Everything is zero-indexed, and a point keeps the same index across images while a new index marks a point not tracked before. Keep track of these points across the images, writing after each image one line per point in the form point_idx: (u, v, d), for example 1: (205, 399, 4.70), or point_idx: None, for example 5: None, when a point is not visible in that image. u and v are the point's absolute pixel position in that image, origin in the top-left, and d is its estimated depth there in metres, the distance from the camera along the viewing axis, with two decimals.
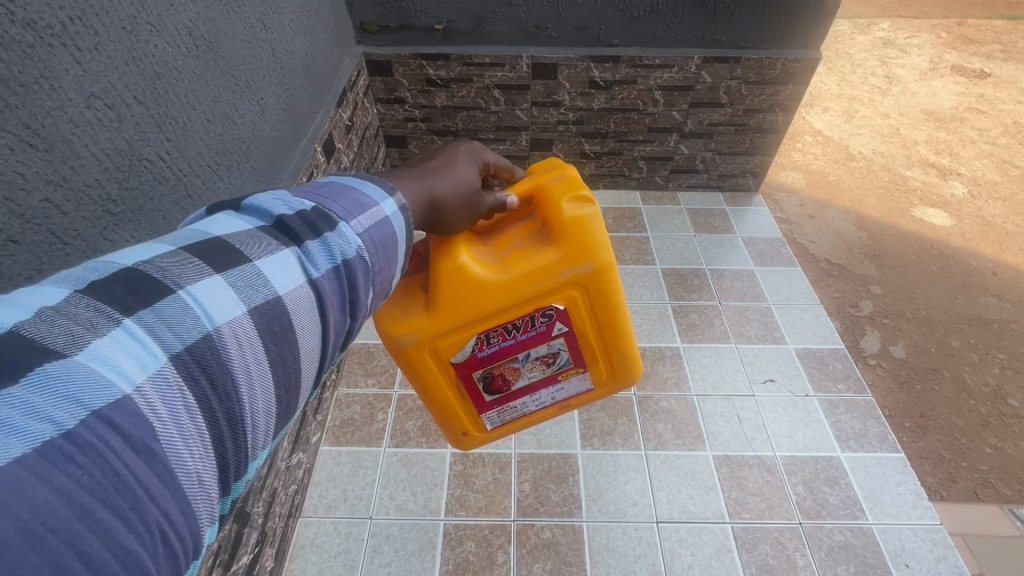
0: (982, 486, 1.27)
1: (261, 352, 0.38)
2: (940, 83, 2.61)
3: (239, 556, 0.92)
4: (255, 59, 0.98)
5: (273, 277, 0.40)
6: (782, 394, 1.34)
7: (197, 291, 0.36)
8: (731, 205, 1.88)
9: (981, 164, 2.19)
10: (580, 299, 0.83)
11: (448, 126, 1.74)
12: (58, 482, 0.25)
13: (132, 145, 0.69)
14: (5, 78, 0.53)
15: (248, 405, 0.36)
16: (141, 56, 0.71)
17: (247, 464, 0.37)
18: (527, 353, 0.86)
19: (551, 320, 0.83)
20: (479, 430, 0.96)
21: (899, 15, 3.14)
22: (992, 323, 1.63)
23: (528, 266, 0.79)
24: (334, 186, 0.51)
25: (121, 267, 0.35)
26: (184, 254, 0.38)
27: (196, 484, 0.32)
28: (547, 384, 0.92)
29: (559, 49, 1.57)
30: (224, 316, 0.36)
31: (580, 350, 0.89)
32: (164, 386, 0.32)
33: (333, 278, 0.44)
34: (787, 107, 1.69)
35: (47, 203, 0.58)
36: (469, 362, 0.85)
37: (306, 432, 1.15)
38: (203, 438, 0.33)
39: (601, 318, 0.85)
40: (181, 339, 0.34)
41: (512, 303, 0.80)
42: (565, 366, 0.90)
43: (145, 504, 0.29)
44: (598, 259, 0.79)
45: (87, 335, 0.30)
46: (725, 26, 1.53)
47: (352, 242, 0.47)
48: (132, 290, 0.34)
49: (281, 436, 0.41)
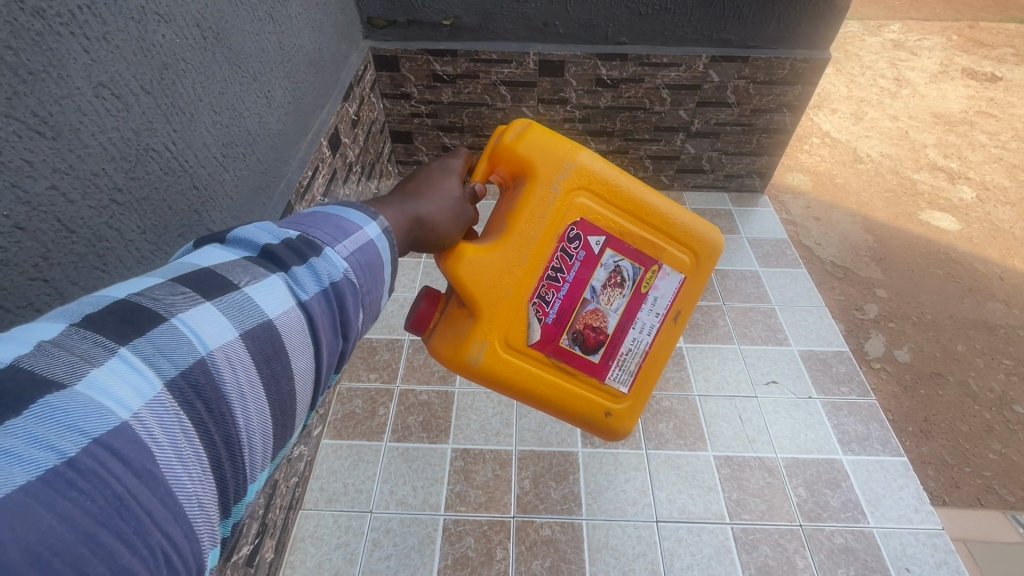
0: (986, 492, 1.27)
1: (254, 375, 0.39)
2: (950, 86, 2.59)
3: (240, 547, 0.92)
4: (263, 52, 0.98)
5: (263, 302, 0.41)
6: (784, 396, 1.34)
7: (189, 318, 0.37)
8: (737, 206, 1.87)
9: (991, 169, 2.18)
10: (594, 200, 0.84)
11: (454, 122, 1.74)
12: (62, 509, 0.26)
13: (139, 134, 0.69)
14: (14, 65, 0.53)
15: (244, 427, 0.37)
16: (149, 46, 0.71)
17: (246, 486, 0.38)
18: (591, 288, 0.87)
19: (582, 239, 0.84)
20: (613, 398, 0.93)
21: (909, 17, 3.11)
22: (998, 328, 1.61)
23: (523, 212, 0.83)
24: (319, 215, 0.51)
25: (113, 298, 0.37)
26: (174, 284, 0.39)
27: (197, 506, 0.33)
28: (637, 303, 0.89)
29: (566, 46, 1.56)
30: (216, 340, 0.37)
31: (634, 248, 0.86)
32: (161, 411, 0.33)
33: (323, 300, 0.46)
34: (795, 107, 1.68)
35: (54, 190, 0.58)
36: (547, 334, 0.87)
37: (308, 425, 1.15)
38: (201, 461, 0.34)
39: (628, 205, 0.85)
40: (175, 364, 0.35)
41: (537, 251, 0.84)
42: (638, 276, 0.88)
43: (148, 527, 0.30)
44: (572, 157, 0.82)
45: (84, 365, 0.32)
46: (734, 25, 1.52)
47: (339, 265, 0.48)
48: (127, 319, 0.35)
49: (278, 459, 0.42)
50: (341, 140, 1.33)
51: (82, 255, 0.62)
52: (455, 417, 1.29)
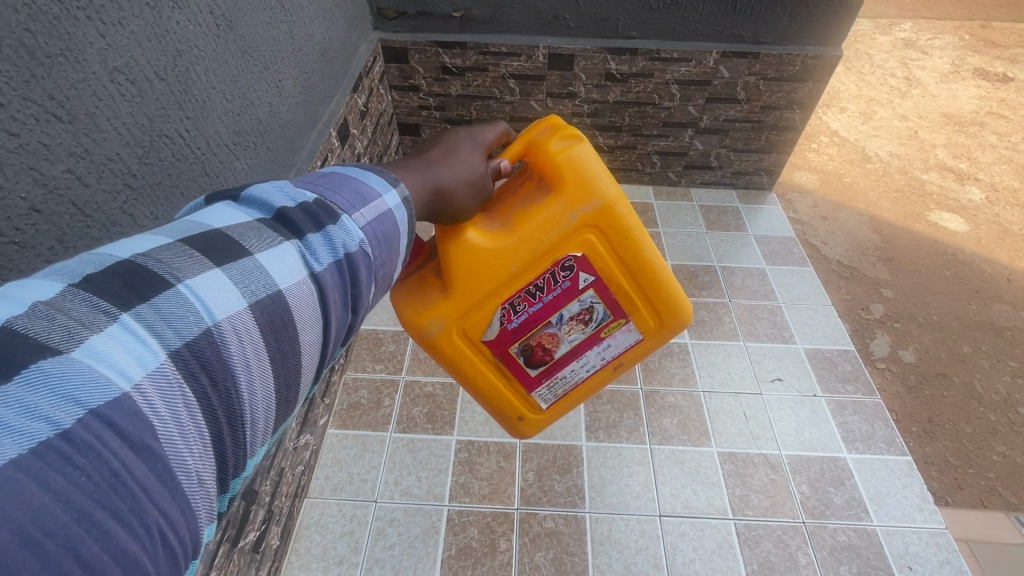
0: (989, 493, 1.27)
1: (262, 347, 0.38)
2: (961, 87, 2.57)
3: (246, 532, 0.95)
4: (274, 41, 0.98)
5: (274, 272, 0.41)
6: (789, 394, 1.34)
7: (196, 284, 0.36)
8: (744, 203, 1.86)
9: (1000, 170, 2.16)
10: (601, 241, 0.81)
11: (463, 115, 1.74)
12: (55, 485, 0.26)
13: (154, 121, 0.70)
14: (32, 48, 0.54)
15: (248, 402, 0.37)
16: (163, 33, 0.71)
17: (246, 461, 0.38)
18: (559, 314, 0.86)
19: (573, 272, 0.82)
20: (532, 408, 0.96)
21: (922, 16, 3.08)
22: (1005, 330, 1.61)
23: (535, 221, 0.78)
24: (335, 176, 0.52)
25: (116, 259, 0.35)
26: (181, 247, 0.38)
27: (196, 482, 0.33)
28: (591, 343, 0.90)
29: (576, 40, 1.56)
30: (224, 310, 0.36)
31: (614, 298, 0.86)
32: (164, 383, 0.32)
33: (335, 271, 0.45)
34: (806, 104, 1.67)
35: (69, 174, 0.58)
36: (503, 338, 0.86)
37: (314, 414, 1.18)
38: (202, 436, 0.34)
39: (629, 260, 0.83)
40: (180, 335, 0.34)
41: (528, 264, 0.81)
42: (605, 321, 0.88)
43: (144, 504, 0.29)
44: (603, 194, 0.78)
45: (83, 331, 0.30)
46: (746, 20, 1.51)
47: (354, 235, 0.48)
48: (130, 283, 0.34)
49: (279, 432, 0.42)
50: (350, 130, 1.33)
51: (98, 239, 0.62)
52: (460, 409, 1.30)
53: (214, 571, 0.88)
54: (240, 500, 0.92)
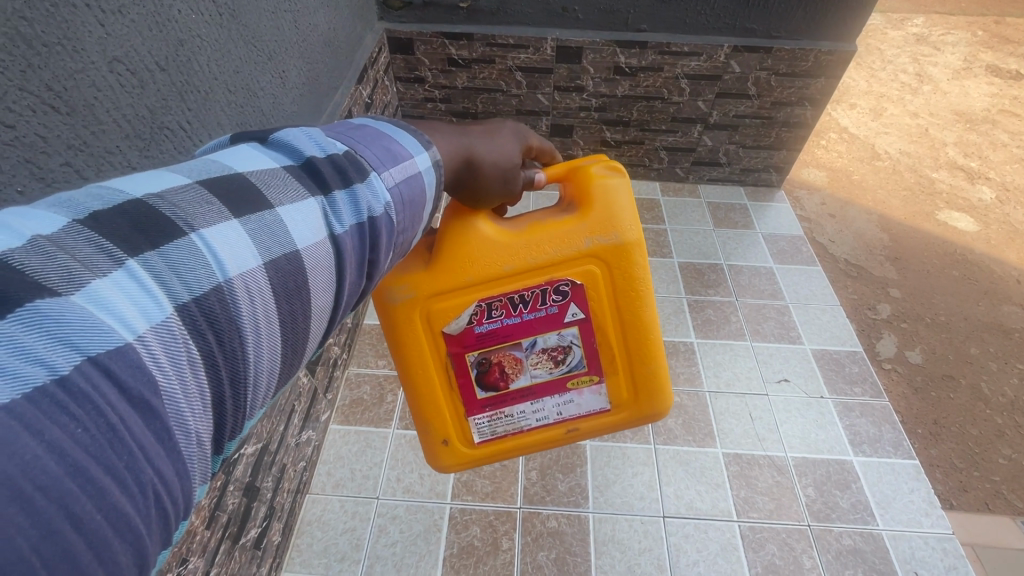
0: (994, 496, 1.25)
1: (273, 309, 0.36)
2: (973, 84, 2.53)
3: (248, 529, 0.95)
4: (278, 30, 0.96)
5: (294, 229, 0.39)
6: (795, 395, 1.32)
7: (210, 236, 0.34)
8: (752, 201, 1.84)
9: (1012, 169, 2.13)
10: (601, 281, 0.77)
11: (468, 107, 1.71)
12: (49, 436, 0.23)
13: (154, 112, 0.68)
14: (28, 37, 0.52)
15: (254, 364, 0.34)
16: (164, 21, 0.69)
17: (244, 424, 0.36)
18: (534, 340, 0.79)
19: (564, 299, 0.77)
20: (463, 438, 0.84)
21: (935, 11, 3.02)
22: (1013, 332, 1.58)
23: (547, 233, 0.75)
24: (367, 130, 0.51)
25: (128, 197, 0.33)
26: (198, 190, 0.36)
27: (195, 444, 0.30)
28: (553, 389, 0.83)
29: (585, 32, 1.53)
30: (237, 267, 0.34)
31: (594, 348, 0.81)
32: (168, 337, 0.29)
33: (355, 235, 0.43)
34: (817, 101, 1.64)
35: (68, 167, 0.57)
36: (465, 338, 0.77)
37: (316, 409, 1.18)
38: (204, 395, 0.31)
39: (622, 312, 0.79)
40: (189, 288, 0.31)
41: (521, 270, 0.75)
42: (577, 371, 0.82)
43: (141, 464, 0.26)
44: (623, 235, 0.75)
45: (84, 273, 0.28)
46: (758, 14, 1.49)
47: (381, 197, 0.46)
48: (139, 226, 0.31)
49: (280, 395, 0.40)
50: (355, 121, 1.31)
51: None
52: None
53: (214, 569, 0.89)
54: (240, 497, 0.92)
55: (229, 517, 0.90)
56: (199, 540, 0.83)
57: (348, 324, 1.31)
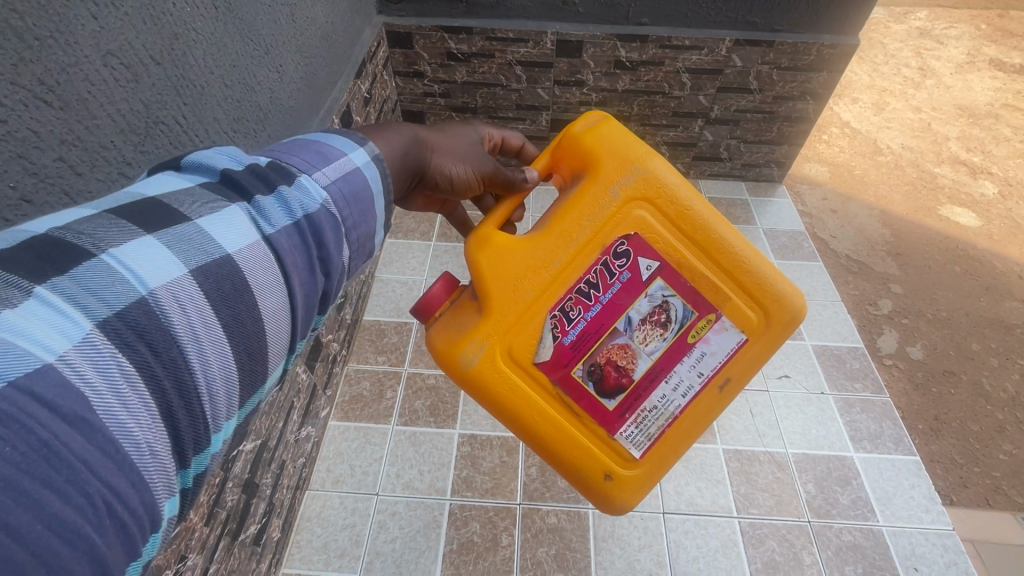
0: (993, 492, 1.25)
1: (211, 317, 0.38)
2: (976, 78, 2.51)
3: (247, 525, 0.96)
4: (275, 23, 0.96)
5: (220, 237, 0.40)
6: (796, 391, 1.32)
7: (120, 254, 0.35)
8: (754, 196, 1.83)
9: (1015, 164, 2.11)
10: (655, 215, 0.73)
11: (468, 103, 1.70)
12: None
13: (148, 107, 0.67)
14: (19, 30, 0.51)
15: (201, 373, 0.36)
16: (159, 14, 0.68)
17: (210, 435, 0.38)
18: (627, 318, 0.75)
19: (630, 259, 0.73)
20: (621, 460, 0.77)
21: (937, 4, 2.99)
22: (1014, 328, 1.58)
23: (575, 210, 0.73)
24: (297, 141, 0.53)
25: (32, 235, 0.34)
26: (108, 217, 0.37)
27: (146, 453, 0.32)
28: (677, 355, 0.76)
29: (584, 26, 1.52)
30: (158, 280, 0.36)
31: (690, 287, 0.74)
32: (94, 354, 0.31)
33: (292, 234, 0.45)
34: (819, 95, 1.62)
35: (61, 162, 0.56)
36: (559, 357, 0.75)
37: (315, 406, 1.17)
38: (149, 408, 0.33)
39: (699, 231, 0.73)
40: (109, 306, 0.33)
41: (571, 256, 0.74)
42: (688, 321, 0.75)
43: (83, 476, 0.28)
44: (643, 161, 0.72)
45: None
46: (760, 7, 1.47)
47: (315, 196, 0.48)
48: (44, 256, 0.33)
49: (249, 405, 0.42)
50: (353, 115, 1.30)
51: None
52: (462, 402, 1.28)
53: (214, 565, 0.89)
54: (239, 493, 0.92)
55: (228, 514, 0.90)
56: (198, 537, 0.83)
57: (347, 320, 1.31)
